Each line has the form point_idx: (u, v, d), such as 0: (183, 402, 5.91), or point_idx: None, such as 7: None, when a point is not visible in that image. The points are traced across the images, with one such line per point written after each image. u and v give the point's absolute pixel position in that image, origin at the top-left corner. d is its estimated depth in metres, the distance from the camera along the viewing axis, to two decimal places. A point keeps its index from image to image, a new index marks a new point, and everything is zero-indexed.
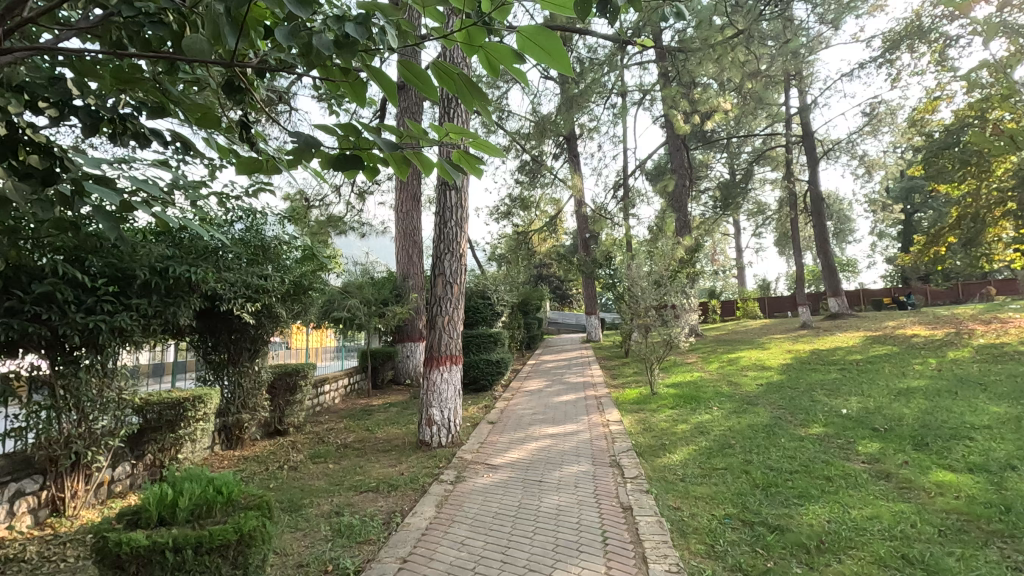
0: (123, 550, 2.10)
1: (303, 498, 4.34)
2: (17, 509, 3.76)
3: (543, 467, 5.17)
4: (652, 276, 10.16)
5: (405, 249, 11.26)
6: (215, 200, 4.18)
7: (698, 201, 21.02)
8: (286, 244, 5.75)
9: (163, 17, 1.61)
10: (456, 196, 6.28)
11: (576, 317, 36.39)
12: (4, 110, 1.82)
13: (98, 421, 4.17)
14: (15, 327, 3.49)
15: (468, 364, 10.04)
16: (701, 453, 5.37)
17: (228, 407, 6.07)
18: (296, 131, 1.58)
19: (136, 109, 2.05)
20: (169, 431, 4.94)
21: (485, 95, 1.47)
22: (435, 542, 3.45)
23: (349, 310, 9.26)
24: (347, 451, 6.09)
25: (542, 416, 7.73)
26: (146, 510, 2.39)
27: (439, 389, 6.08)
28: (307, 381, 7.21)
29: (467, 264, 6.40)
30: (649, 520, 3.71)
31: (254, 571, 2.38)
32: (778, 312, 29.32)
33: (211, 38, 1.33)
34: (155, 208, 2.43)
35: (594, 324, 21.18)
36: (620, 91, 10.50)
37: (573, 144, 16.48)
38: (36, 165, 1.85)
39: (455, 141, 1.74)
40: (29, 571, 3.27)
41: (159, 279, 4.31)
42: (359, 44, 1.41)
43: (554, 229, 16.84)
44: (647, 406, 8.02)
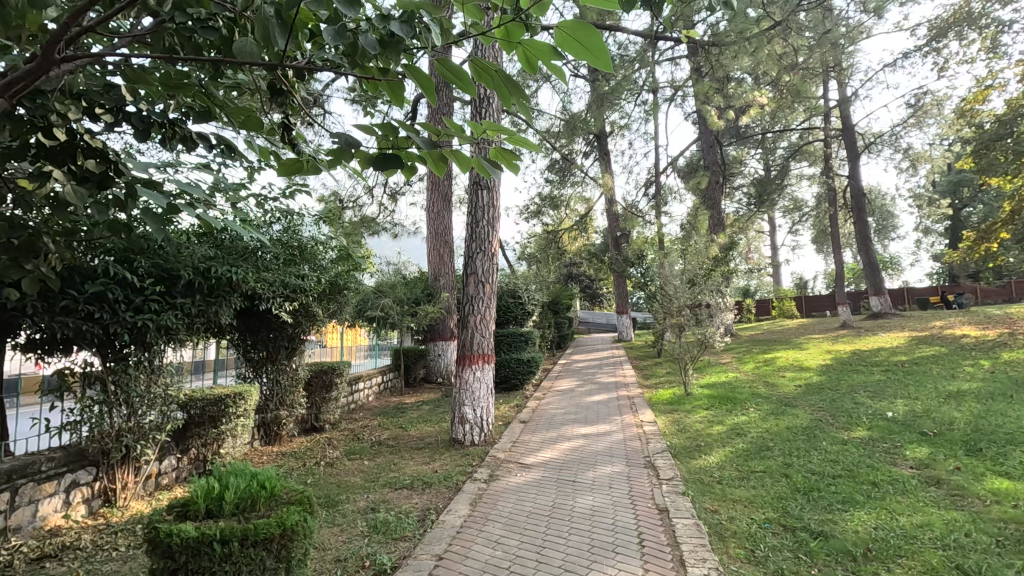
0: (173, 541, 2.19)
1: (339, 494, 4.42)
2: (73, 499, 3.95)
3: (577, 467, 5.14)
4: (686, 275, 10.00)
5: (436, 249, 11.35)
6: (254, 202, 4.30)
7: (731, 198, 20.60)
8: (322, 244, 5.85)
9: (214, 23, 1.67)
10: (488, 195, 6.31)
11: (607, 317, 36.14)
12: (64, 117, 1.90)
13: (146, 416, 4.34)
14: (70, 327, 3.66)
15: (500, 363, 10.06)
16: (738, 455, 5.26)
17: (267, 403, 6.23)
18: (337, 132, 1.61)
19: (184, 113, 2.12)
20: (211, 426, 5.10)
21: (522, 91, 1.46)
22: (470, 540, 3.46)
23: (382, 309, 9.43)
24: (382, 448, 6.17)
25: (574, 415, 7.69)
26: (194, 503, 2.47)
27: (471, 388, 6.11)
28: (342, 378, 7.35)
29: (499, 263, 6.41)
30: (686, 523, 3.65)
31: (296, 564, 2.43)
32: (816, 312, 28.48)
33: (260, 41, 1.36)
34: (199, 209, 2.51)
35: (626, 324, 20.97)
36: (651, 87, 10.37)
37: (603, 142, 16.36)
38: (92, 170, 1.93)
39: (492, 138, 1.74)
40: (85, 559, 3.42)
41: (202, 279, 4.44)
42: (402, 42, 1.42)
43: (584, 228, 16.74)
44: (682, 407, 7.89)
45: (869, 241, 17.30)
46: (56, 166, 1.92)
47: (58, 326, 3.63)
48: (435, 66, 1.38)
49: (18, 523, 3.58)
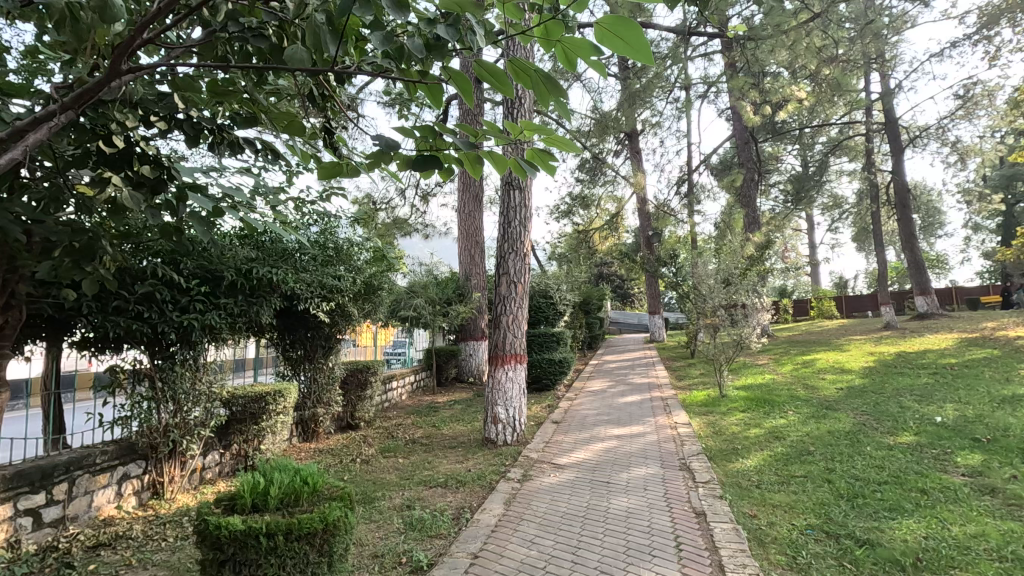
0: (222, 533, 2.26)
1: (376, 491, 4.50)
2: (124, 490, 4.14)
3: (611, 468, 5.10)
4: (720, 274, 9.80)
5: (467, 250, 11.43)
6: (292, 205, 4.40)
7: (767, 196, 20.13)
8: (356, 245, 5.93)
9: (265, 31, 1.71)
10: (520, 196, 6.31)
11: (638, 317, 35.88)
12: (122, 125, 1.98)
13: (191, 412, 4.49)
14: (121, 325, 3.82)
15: (531, 363, 10.08)
16: (776, 459, 5.13)
17: (305, 401, 6.37)
18: (378, 134, 1.63)
19: (231, 119, 2.19)
20: (253, 423, 5.23)
21: (561, 90, 1.46)
22: (505, 539, 3.48)
23: (415, 309, 9.56)
24: (416, 446, 6.25)
25: (607, 416, 7.63)
26: (240, 497, 2.55)
27: (504, 388, 6.12)
28: (377, 377, 7.47)
29: (531, 263, 6.41)
30: (725, 527, 3.59)
31: (338, 559, 2.48)
32: (857, 312, 27.52)
33: (311, 47, 1.40)
34: (242, 212, 2.59)
35: (658, 324, 20.69)
36: (683, 84, 10.26)
37: (634, 141, 16.21)
38: (147, 176, 2.05)
39: (529, 139, 1.74)
40: (136, 548, 3.57)
41: (244, 280, 4.57)
42: (447, 45, 1.45)
43: (615, 228, 16.61)
44: (717, 409, 7.74)
45: (914, 239, 16.63)
46: (114, 172, 2.03)
47: (111, 325, 3.81)
48: (474, 68, 1.41)
49: (75, 512, 3.75)
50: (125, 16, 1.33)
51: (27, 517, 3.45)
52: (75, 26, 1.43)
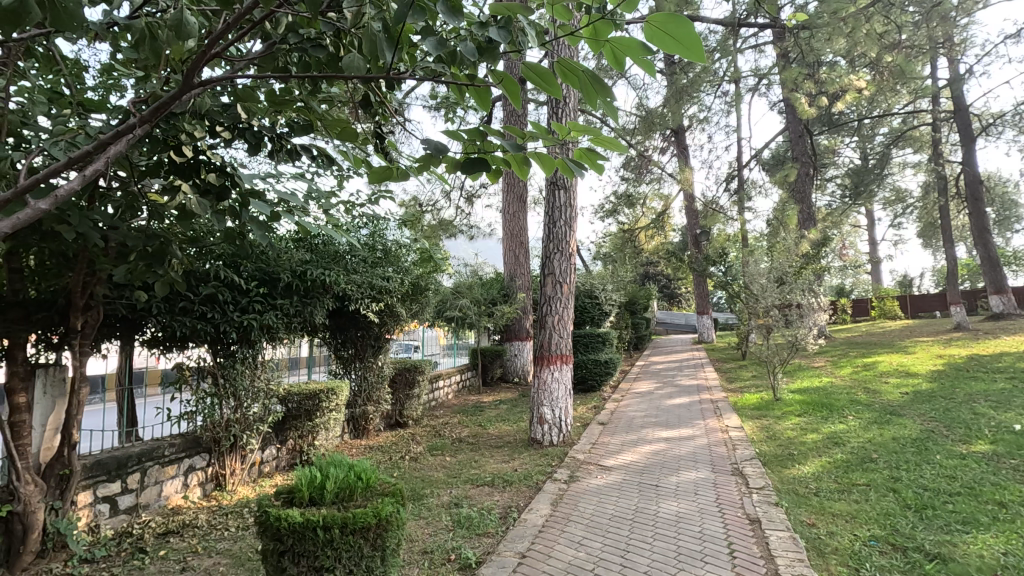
0: (282, 524, 2.36)
1: (424, 489, 4.57)
2: (191, 481, 4.38)
3: (659, 471, 5.01)
4: (773, 273, 9.47)
5: (511, 250, 11.47)
6: (343, 208, 4.53)
7: (823, 191, 19.28)
8: (404, 247, 6.05)
9: (322, 41, 1.77)
10: (565, 195, 6.29)
11: (686, 317, 35.15)
12: (191, 136, 2.11)
13: (250, 408, 4.71)
14: (187, 325, 4.05)
15: (576, 363, 10.02)
16: (836, 466, 4.91)
17: (356, 398, 6.56)
18: (427, 137, 1.67)
19: (290, 127, 2.27)
20: (307, 419, 5.43)
21: (608, 89, 1.45)
22: (553, 540, 3.47)
23: (461, 309, 9.68)
24: (463, 445, 6.33)
25: (655, 418, 7.50)
26: (299, 490, 2.65)
27: (550, 388, 6.11)
28: (424, 376, 7.62)
29: (577, 263, 6.38)
30: (781, 535, 3.46)
31: (391, 553, 2.54)
32: (923, 312, 25.97)
33: (367, 55, 1.45)
34: (297, 216, 2.70)
35: (707, 324, 20.18)
36: (732, 77, 9.99)
37: (681, 137, 15.88)
38: (212, 183, 2.18)
39: (576, 139, 1.72)
40: (201, 536, 3.77)
41: (299, 281, 4.75)
42: (500, 48, 1.47)
43: (661, 226, 16.32)
44: (771, 413, 7.48)
45: (987, 234, 15.54)
46: (183, 180, 2.17)
47: (178, 325, 4.03)
48: (522, 70, 1.41)
49: (146, 501, 3.99)
50: (198, 33, 1.40)
51: (105, 504, 3.70)
52: (153, 43, 1.50)
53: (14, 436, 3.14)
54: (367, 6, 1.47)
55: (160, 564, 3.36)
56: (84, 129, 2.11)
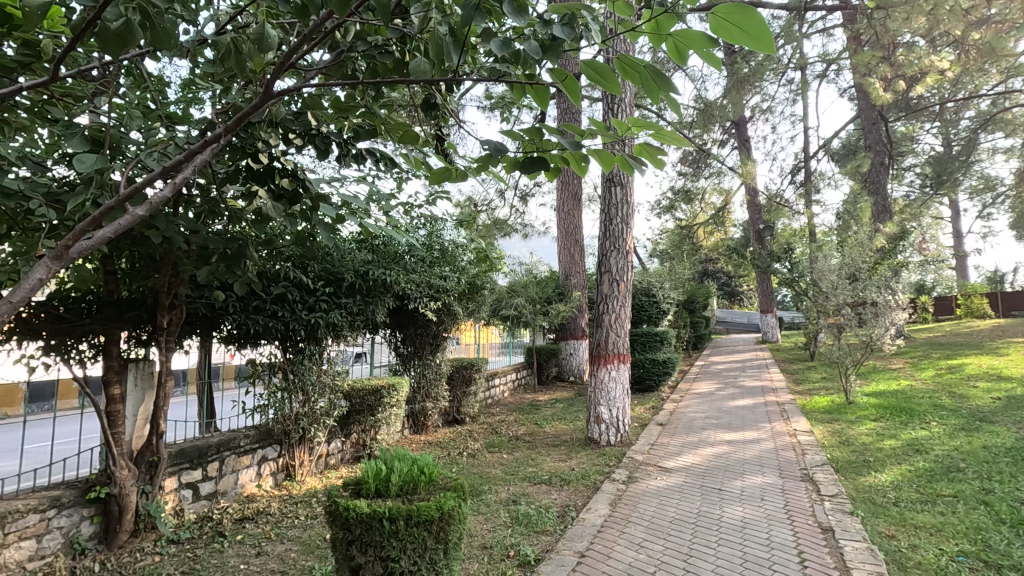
0: (350, 514, 2.45)
1: (483, 485, 4.63)
2: (263, 470, 4.64)
3: (722, 474, 4.85)
4: (845, 269, 8.97)
5: (566, 249, 11.42)
6: (402, 210, 4.65)
7: (901, 181, 18.04)
8: (461, 247, 6.14)
9: (389, 47, 1.81)
10: (622, 192, 6.19)
11: (749, 317, 33.87)
12: (266, 144, 2.22)
13: (317, 402, 4.94)
14: (260, 323, 4.29)
15: (633, 362, 9.86)
16: (917, 475, 4.58)
17: (415, 394, 6.73)
18: (486, 138, 1.68)
19: (355, 132, 2.35)
20: (370, 414, 5.60)
21: (670, 83, 1.41)
22: (613, 541, 3.43)
23: (516, 308, 9.73)
24: (519, 443, 6.35)
25: (717, 420, 7.26)
26: (366, 481, 2.75)
27: (607, 388, 6.03)
28: (480, 374, 7.72)
29: (634, 262, 6.26)
30: (857, 546, 3.26)
31: (453, 547, 2.59)
32: (1017, 311, 23.79)
33: (434, 59, 1.47)
34: (360, 217, 2.81)
35: (771, 324, 19.35)
36: (798, 63, 9.55)
37: (742, 128, 15.29)
38: (286, 189, 2.31)
39: (635, 134, 1.69)
40: (274, 523, 3.98)
41: (362, 281, 4.93)
42: (564, 45, 1.46)
43: (721, 222, 15.82)
44: (843, 416, 7.07)
45: None
46: (260, 186, 2.30)
47: (251, 323, 4.27)
48: (582, 68, 1.41)
49: (225, 488, 4.26)
50: (278, 45, 1.48)
51: (188, 489, 3.98)
52: (237, 57, 1.59)
53: (111, 424, 3.43)
54: (431, 11, 1.52)
55: (238, 548, 3.58)
56: (173, 140, 2.27)
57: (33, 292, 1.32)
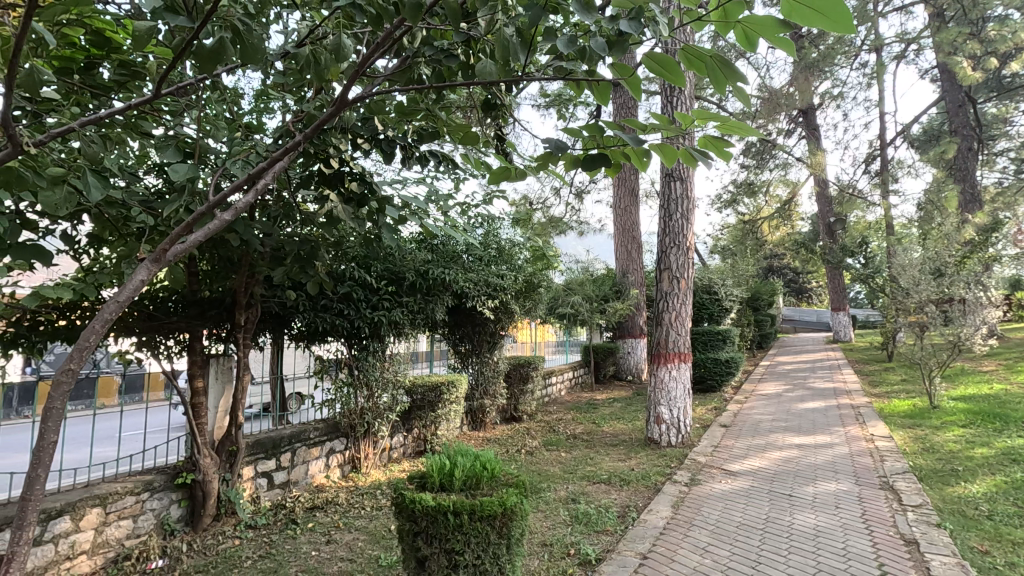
0: (416, 507, 2.52)
1: (542, 482, 4.64)
2: (332, 462, 4.86)
3: (792, 479, 4.64)
4: (928, 264, 8.38)
5: (623, 246, 11.25)
6: (460, 210, 4.74)
7: (993, 167, 16.60)
8: (518, 245, 6.17)
9: (456, 51, 1.85)
10: (682, 187, 6.03)
11: (818, 315, 32.18)
12: (337, 149, 2.33)
13: (381, 398, 5.11)
14: (329, 320, 4.49)
15: (694, 362, 9.60)
16: (1015, 487, 4.21)
17: (474, 392, 6.85)
18: (547, 137, 1.69)
19: (418, 137, 2.41)
20: (430, 410, 5.75)
21: (738, 73, 1.36)
22: (675, 543, 3.36)
23: (573, 306, 9.69)
24: (577, 442, 6.32)
25: (785, 423, 6.95)
26: (430, 476, 2.82)
27: (667, 388, 5.90)
28: (538, 372, 7.75)
29: (695, 259, 6.09)
30: (945, 561, 3.04)
31: (516, 542, 2.62)
32: None
33: (499, 60, 1.49)
34: (422, 218, 2.89)
35: (843, 322, 18.29)
36: (873, 45, 9.02)
37: (811, 116, 14.54)
38: (354, 192, 2.42)
39: (700, 126, 1.63)
40: (342, 513, 4.16)
41: (422, 280, 5.05)
42: (630, 40, 1.45)
43: (787, 216, 15.11)
44: (927, 422, 6.59)
45: None
46: (332, 190, 2.42)
47: (320, 321, 4.47)
48: (645, 62, 1.39)
49: (297, 478, 4.49)
50: (354, 54, 1.54)
51: (264, 478, 4.22)
52: (317, 67, 1.65)
53: (196, 415, 3.69)
54: (498, 12, 1.55)
55: (310, 535, 3.77)
56: (255, 149, 2.42)
57: (137, 291, 1.45)
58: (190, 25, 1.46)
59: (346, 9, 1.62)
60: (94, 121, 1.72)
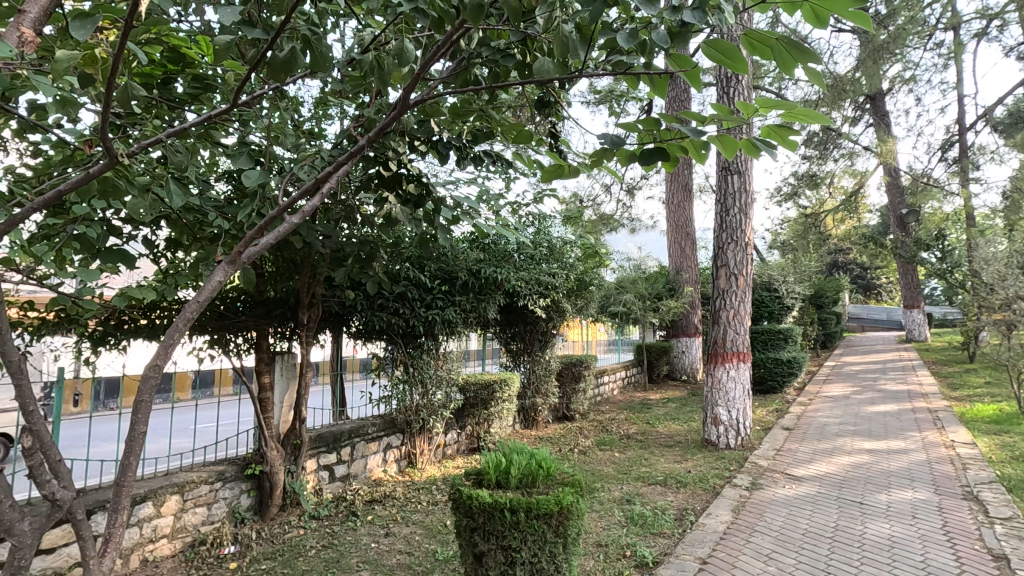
0: (473, 502, 2.56)
1: (596, 482, 4.61)
2: (388, 457, 4.99)
3: (863, 486, 4.40)
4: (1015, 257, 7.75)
5: (677, 242, 10.99)
6: (510, 209, 4.76)
7: None
8: (569, 244, 6.13)
9: (512, 51, 1.86)
10: (740, 180, 5.83)
11: (888, 312, 30.32)
12: (396, 152, 2.39)
13: (435, 395, 5.20)
14: (385, 319, 4.62)
15: (754, 362, 9.27)
16: None
17: (526, 390, 6.87)
18: (602, 132, 1.67)
19: (472, 137, 2.42)
20: (483, 407, 5.81)
21: (806, 56, 1.29)
22: (737, 549, 3.26)
23: (625, 304, 9.53)
24: (631, 442, 6.23)
25: (853, 427, 6.59)
26: (487, 472, 2.85)
27: (725, 388, 5.71)
28: (590, 371, 7.68)
29: (754, 255, 5.87)
30: None
31: (572, 541, 2.61)
32: None
33: (559, 57, 1.49)
34: (475, 218, 2.91)
35: (917, 320, 17.15)
36: (949, 23, 8.43)
37: (879, 102, 13.73)
38: (412, 194, 2.48)
39: (763, 115, 1.56)
40: (400, 506, 4.26)
41: (474, 279, 5.10)
42: (692, 30, 1.41)
43: (853, 208, 14.33)
44: (1016, 428, 6.08)
45: None
46: (391, 192, 2.50)
47: (377, 319, 4.61)
48: (704, 48, 1.35)
49: (356, 471, 4.65)
50: (416, 58, 1.58)
51: (325, 471, 4.39)
52: (380, 72, 1.68)
53: (263, 409, 3.87)
54: (556, 10, 1.55)
55: (369, 527, 3.89)
56: (319, 154, 2.52)
57: (215, 292, 1.53)
58: (266, 38, 1.53)
59: (408, 14, 1.64)
60: (176, 133, 1.84)
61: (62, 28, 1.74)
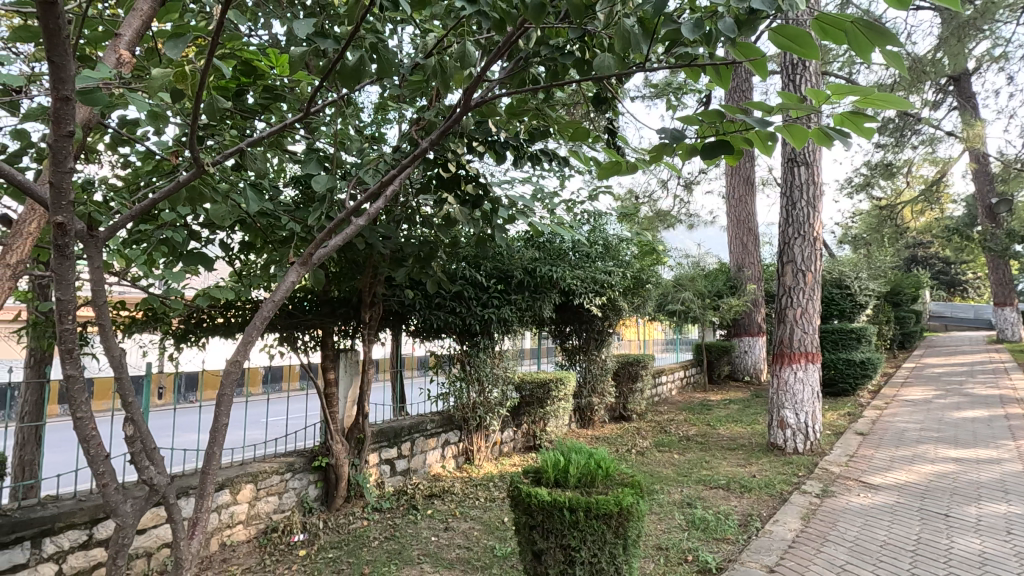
0: (532, 501, 2.57)
1: (656, 483, 4.52)
2: (447, 453, 5.10)
3: (948, 497, 4.10)
4: None
5: (738, 238, 10.60)
6: (565, 207, 4.75)
7: None
8: (625, 241, 6.03)
9: (571, 49, 1.85)
10: (807, 172, 5.56)
11: (975, 311, 28.03)
12: (454, 153, 2.43)
13: (492, 392, 5.25)
14: (443, 317, 4.71)
15: (823, 362, 8.81)
16: None
17: (582, 389, 6.82)
18: (662, 127, 1.62)
19: (529, 136, 2.43)
20: (539, 406, 5.82)
21: (884, 37, 1.21)
22: (807, 559, 3.11)
23: (684, 303, 9.28)
24: (691, 444, 6.06)
25: (937, 433, 6.14)
26: (545, 471, 2.85)
27: (792, 390, 5.45)
28: (647, 371, 7.53)
29: (823, 250, 5.58)
30: None
31: (632, 543, 2.58)
32: None
33: (620, 52, 1.48)
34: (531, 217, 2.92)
35: (1010, 319, 15.76)
36: None
37: (964, 83, 12.72)
38: (470, 195, 2.52)
39: (836, 102, 1.47)
40: (458, 502, 4.34)
41: (530, 278, 5.11)
42: (760, 16, 1.35)
43: (935, 199, 13.35)
44: None
45: None
46: (450, 193, 2.55)
47: (435, 318, 4.72)
48: (771, 35, 1.28)
49: (416, 466, 4.77)
50: (478, 60, 1.60)
51: (387, 465, 4.53)
52: (443, 75, 1.71)
53: (329, 403, 4.03)
54: (617, 5, 1.54)
55: (429, 521, 3.98)
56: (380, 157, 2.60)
57: (288, 292, 1.61)
58: (336, 48, 1.60)
59: (470, 16, 1.67)
60: (253, 143, 1.95)
61: (152, 49, 1.89)
